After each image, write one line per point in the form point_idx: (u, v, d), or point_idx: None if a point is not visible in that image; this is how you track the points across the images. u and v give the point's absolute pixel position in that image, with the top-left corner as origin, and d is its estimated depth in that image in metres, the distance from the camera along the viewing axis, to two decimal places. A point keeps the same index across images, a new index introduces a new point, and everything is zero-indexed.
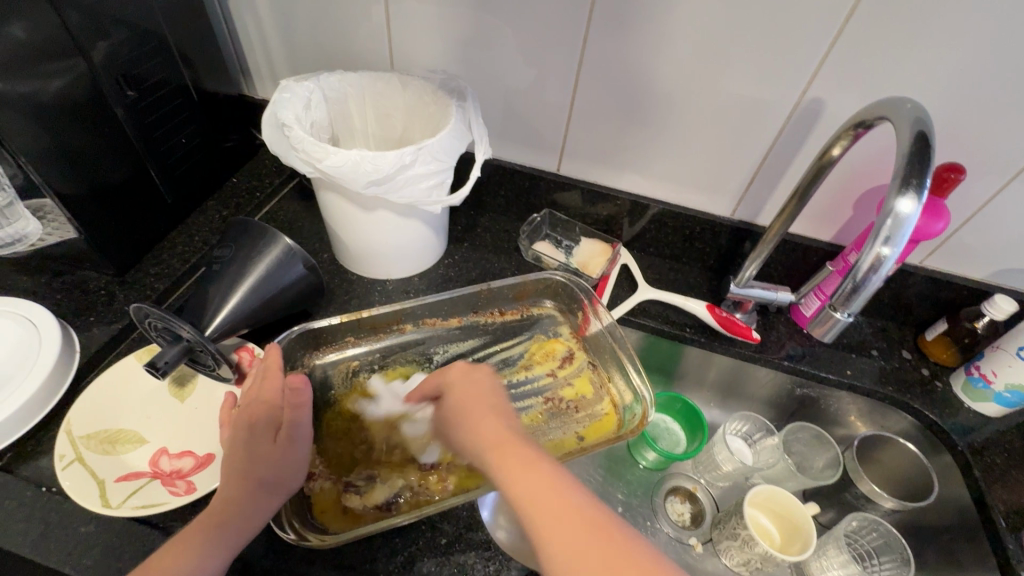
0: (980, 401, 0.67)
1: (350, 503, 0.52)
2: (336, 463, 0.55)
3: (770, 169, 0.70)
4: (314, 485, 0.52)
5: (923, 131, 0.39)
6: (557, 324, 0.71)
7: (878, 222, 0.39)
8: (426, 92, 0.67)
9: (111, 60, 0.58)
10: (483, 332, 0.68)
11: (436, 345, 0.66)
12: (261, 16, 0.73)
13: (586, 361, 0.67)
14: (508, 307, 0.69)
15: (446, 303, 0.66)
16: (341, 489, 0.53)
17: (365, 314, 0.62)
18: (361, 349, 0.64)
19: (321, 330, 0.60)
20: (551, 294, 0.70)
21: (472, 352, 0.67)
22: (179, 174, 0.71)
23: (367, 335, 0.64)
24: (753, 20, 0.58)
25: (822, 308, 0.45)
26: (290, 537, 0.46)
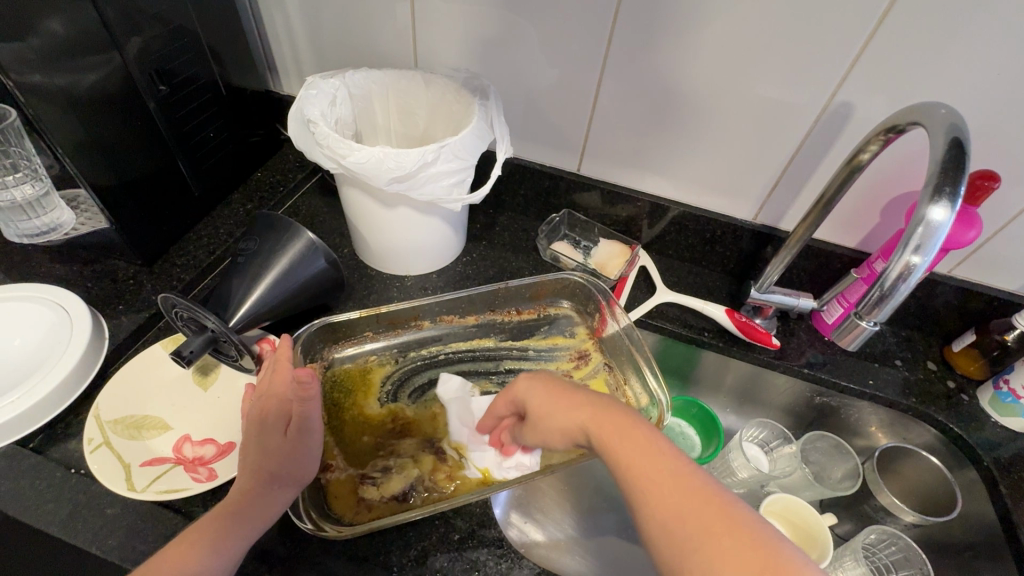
0: (1009, 416, 0.66)
1: (366, 495, 0.52)
2: (354, 455, 0.56)
3: (795, 173, 0.69)
4: (331, 476, 0.53)
5: (959, 138, 0.38)
6: (574, 324, 0.71)
7: (909, 230, 0.39)
8: (450, 91, 0.68)
9: (144, 54, 0.60)
10: (500, 331, 0.69)
11: (453, 342, 0.67)
12: (289, 13, 0.75)
13: (602, 363, 0.68)
14: (524, 306, 0.70)
15: (463, 301, 0.66)
16: (358, 481, 0.53)
17: (384, 309, 0.62)
18: (378, 344, 0.65)
19: (341, 324, 0.61)
20: (567, 294, 0.70)
21: (487, 351, 0.68)
22: (206, 168, 0.72)
23: (385, 330, 0.65)
24: (783, 20, 0.57)
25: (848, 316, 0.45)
26: (307, 527, 0.47)
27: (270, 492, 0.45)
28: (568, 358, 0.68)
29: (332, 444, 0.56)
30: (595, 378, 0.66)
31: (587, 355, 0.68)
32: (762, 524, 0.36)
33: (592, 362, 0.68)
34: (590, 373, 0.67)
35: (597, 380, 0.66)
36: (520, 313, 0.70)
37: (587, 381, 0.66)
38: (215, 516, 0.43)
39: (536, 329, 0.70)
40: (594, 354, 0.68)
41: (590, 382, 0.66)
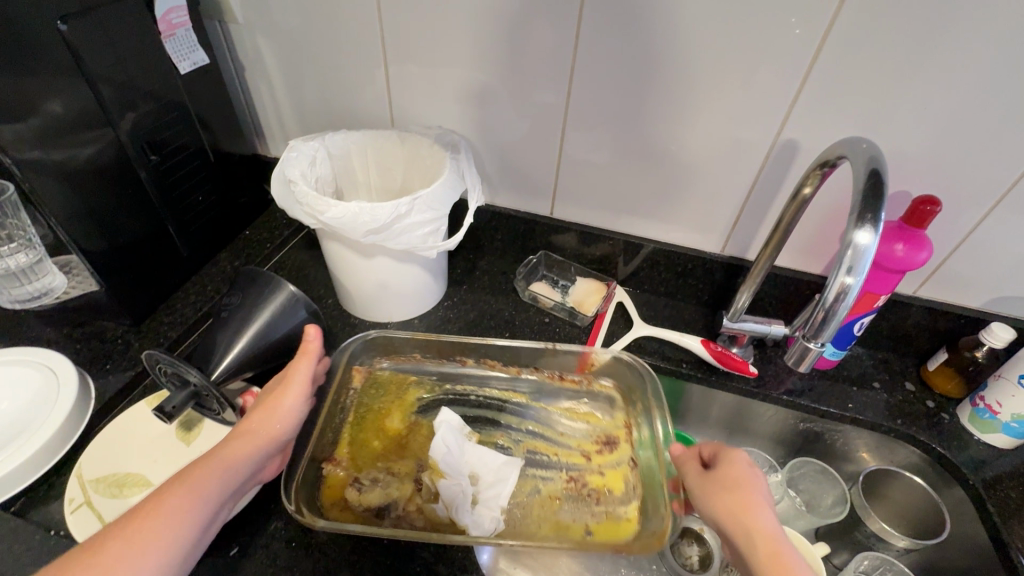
0: (989, 432, 0.66)
1: (348, 497, 0.59)
2: (359, 461, 0.63)
3: (754, 207, 0.72)
4: (330, 469, 0.61)
5: (876, 170, 0.42)
6: (614, 404, 0.71)
7: (840, 253, 0.41)
8: (423, 147, 0.72)
9: (137, 129, 0.64)
10: (536, 390, 0.72)
11: (487, 387, 0.72)
12: (274, 84, 0.80)
13: (628, 457, 0.67)
14: (570, 374, 0.71)
15: (506, 352, 0.70)
16: (349, 481, 0.60)
17: (433, 338, 0.69)
18: (422, 366, 0.72)
19: (393, 340, 0.69)
20: (618, 377, 0.70)
21: (516, 405, 0.71)
22: (195, 229, 0.76)
23: (430, 357, 0.71)
24: (724, 69, 0.62)
25: (798, 341, 0.47)
26: (289, 507, 0.54)
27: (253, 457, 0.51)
28: (593, 440, 0.69)
29: (346, 443, 0.64)
30: (614, 469, 0.66)
31: (617, 443, 0.68)
32: None
33: (617, 452, 0.67)
34: (611, 462, 0.67)
35: (616, 472, 0.66)
36: (563, 378, 0.72)
37: (606, 469, 0.66)
38: (200, 476, 0.47)
39: (575, 398, 0.71)
40: (623, 443, 0.68)
41: (608, 471, 0.66)
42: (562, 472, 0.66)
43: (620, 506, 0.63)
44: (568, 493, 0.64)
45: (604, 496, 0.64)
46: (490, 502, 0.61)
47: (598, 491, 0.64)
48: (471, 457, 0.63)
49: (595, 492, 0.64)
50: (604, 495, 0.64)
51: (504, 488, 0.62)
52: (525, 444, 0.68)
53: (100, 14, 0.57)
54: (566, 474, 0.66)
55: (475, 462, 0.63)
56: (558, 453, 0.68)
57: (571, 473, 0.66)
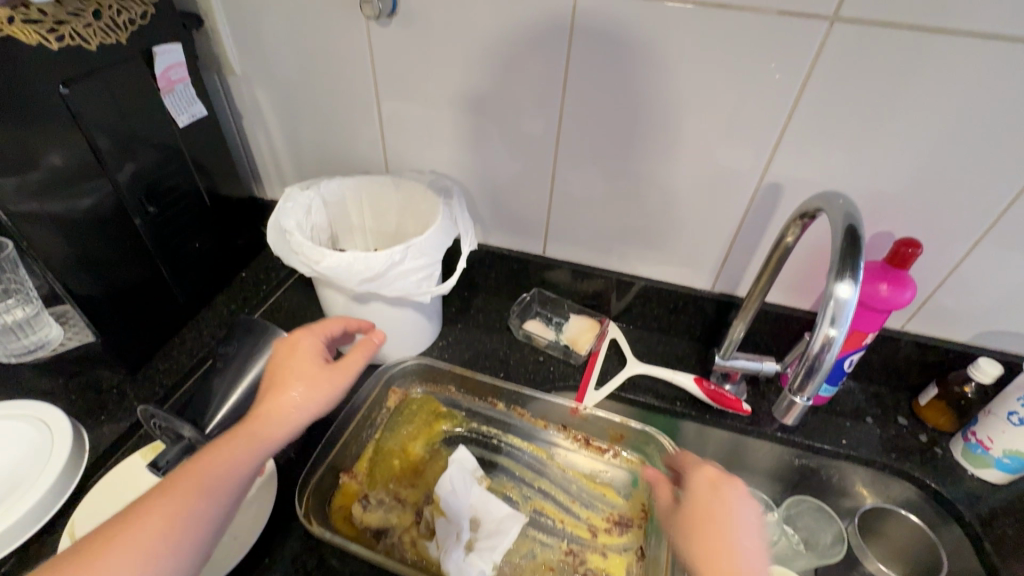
0: (982, 467, 0.66)
1: (354, 510, 0.62)
2: (373, 476, 0.66)
3: (742, 245, 0.74)
4: (343, 479, 0.64)
5: (851, 224, 0.43)
6: (635, 481, 0.69)
7: (823, 305, 0.42)
8: (417, 192, 0.74)
9: (136, 180, 0.65)
10: (558, 449, 0.71)
11: (509, 435, 0.73)
12: (270, 131, 0.82)
13: (637, 545, 0.64)
14: (597, 441, 0.71)
15: (539, 406, 0.72)
16: (359, 496, 0.64)
17: (470, 375, 0.72)
18: (456, 400, 0.75)
19: (434, 369, 0.74)
20: (647, 454, 0.69)
21: (533, 460, 0.71)
22: (191, 275, 0.76)
23: (465, 393, 0.75)
24: (707, 115, 0.64)
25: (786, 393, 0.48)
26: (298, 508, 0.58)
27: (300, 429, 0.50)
28: (604, 517, 0.66)
29: (367, 458, 0.68)
30: (619, 553, 0.63)
31: (629, 525, 0.66)
32: None
33: (628, 537, 0.65)
34: (618, 546, 0.64)
35: (619, 558, 0.63)
36: (586, 444, 0.71)
37: (609, 551, 0.63)
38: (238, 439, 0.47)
39: (596, 466, 0.70)
40: (635, 528, 0.65)
41: (611, 556, 0.63)
42: (562, 542, 0.64)
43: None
44: (563, 564, 0.62)
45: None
46: (483, 551, 0.61)
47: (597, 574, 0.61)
48: (475, 500, 0.66)
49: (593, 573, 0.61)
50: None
51: (502, 539, 0.63)
52: (533, 502, 0.68)
53: (102, 76, 0.59)
54: (566, 546, 0.64)
55: (479, 507, 0.65)
56: (566, 521, 0.66)
57: (572, 545, 0.64)
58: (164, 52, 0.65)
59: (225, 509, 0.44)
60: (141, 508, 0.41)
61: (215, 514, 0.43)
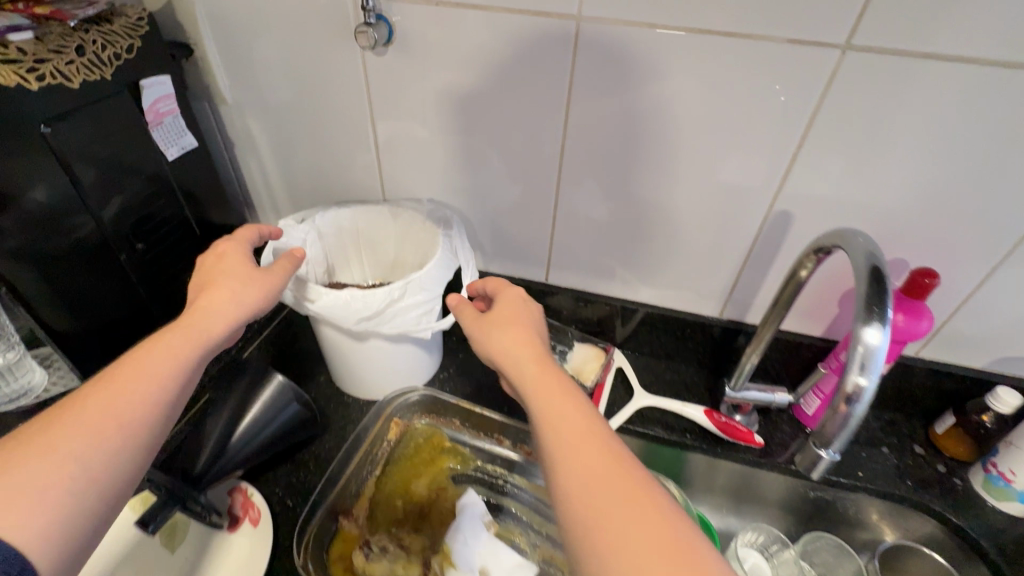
0: (1004, 500, 0.64)
1: (356, 560, 0.59)
2: (374, 521, 0.63)
3: (751, 271, 0.72)
4: (344, 524, 0.61)
5: (876, 263, 0.41)
6: None
7: (850, 350, 0.40)
8: (416, 222, 0.72)
9: (124, 216, 0.63)
10: None
11: (517, 475, 0.69)
12: (264, 159, 0.80)
13: None
14: None
15: None
16: (360, 543, 0.60)
17: (478, 410, 0.70)
18: (461, 436, 0.72)
19: (440, 401, 0.71)
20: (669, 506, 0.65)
21: (541, 500, 0.67)
22: (179, 312, 0.74)
23: (471, 429, 0.72)
24: (713, 142, 0.63)
25: (807, 444, 0.45)
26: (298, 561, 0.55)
27: (231, 327, 0.49)
28: None
29: (367, 497, 0.65)
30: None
31: None
32: (682, 525, 0.34)
33: None
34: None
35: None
36: None
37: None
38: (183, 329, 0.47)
39: None
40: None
41: None
42: None
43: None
44: None
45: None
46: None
47: None
48: (485, 548, 0.62)
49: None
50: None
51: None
52: (542, 551, 0.64)
53: (87, 113, 0.56)
54: None
55: (489, 557, 0.61)
56: None
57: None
58: (151, 84, 0.62)
59: (158, 407, 0.42)
60: (66, 404, 0.39)
61: (167, 372, 0.43)
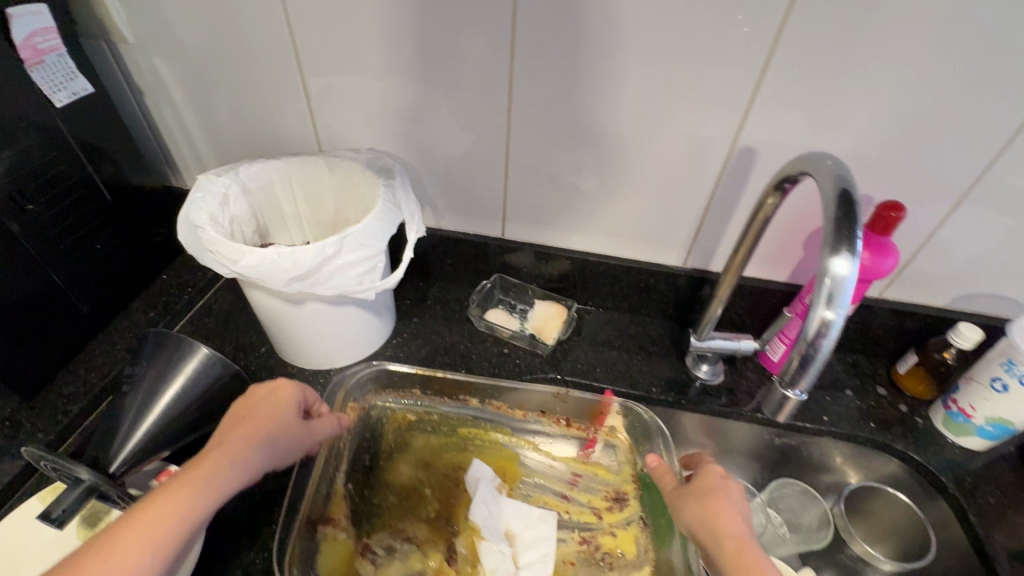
0: (963, 436, 0.64)
1: (363, 567, 0.56)
2: (360, 518, 0.60)
3: (714, 215, 0.68)
4: (332, 533, 0.58)
5: (845, 189, 0.38)
6: (618, 456, 0.68)
7: (817, 284, 0.38)
8: (355, 173, 0.65)
9: (8, 174, 0.54)
10: (548, 437, 0.69)
11: (501, 435, 0.69)
12: (180, 109, 0.71)
13: (638, 515, 0.64)
14: (578, 420, 0.69)
15: (518, 394, 0.68)
16: (359, 549, 0.58)
17: (438, 374, 0.67)
18: (421, 405, 0.69)
19: (393, 373, 0.68)
20: (626, 424, 0.68)
21: (535, 467, 0.67)
22: (94, 282, 0.66)
23: (433, 395, 0.69)
24: (672, 74, 0.57)
25: (774, 384, 0.43)
26: None
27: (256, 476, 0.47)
28: (603, 496, 0.66)
29: (342, 498, 0.60)
30: (626, 529, 0.63)
31: (626, 497, 0.65)
32: None
33: (627, 511, 0.64)
34: (623, 521, 0.64)
35: (628, 532, 0.63)
36: (571, 425, 0.69)
37: (617, 529, 0.63)
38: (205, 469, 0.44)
39: (585, 446, 0.68)
40: (632, 499, 0.65)
41: (620, 532, 0.63)
42: (573, 532, 0.63)
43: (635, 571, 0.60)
44: (583, 558, 0.61)
45: (617, 560, 0.61)
46: (533, 567, 0.59)
47: (611, 555, 0.61)
48: (508, 515, 0.63)
49: (608, 557, 0.61)
50: (618, 558, 0.61)
51: (548, 546, 0.61)
52: (537, 499, 0.65)
53: None
54: (578, 534, 0.63)
55: (512, 520, 0.62)
56: (572, 518, 0.64)
57: (583, 534, 0.63)
58: (23, 14, 0.53)
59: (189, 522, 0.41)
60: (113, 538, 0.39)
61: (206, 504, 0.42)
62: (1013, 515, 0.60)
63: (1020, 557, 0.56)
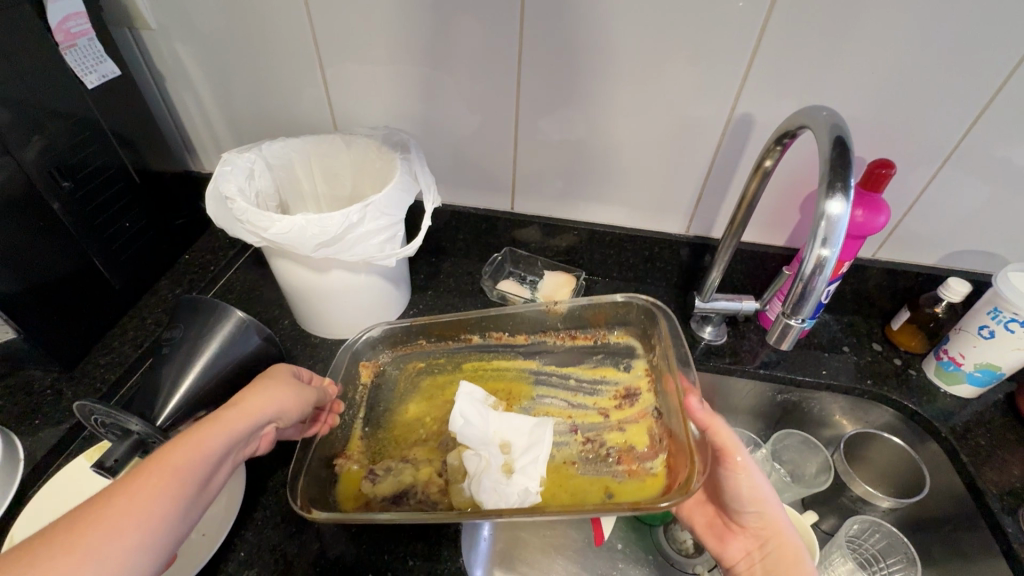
0: (954, 383, 0.68)
1: (366, 492, 0.58)
2: (372, 453, 0.62)
3: (715, 183, 0.71)
4: (343, 465, 0.60)
5: (840, 137, 0.42)
6: (632, 352, 0.69)
7: (814, 226, 0.41)
8: (371, 149, 0.68)
9: (44, 153, 0.57)
10: (552, 351, 0.71)
11: (507, 353, 0.71)
12: (199, 92, 0.74)
13: (651, 408, 0.64)
14: (582, 331, 0.70)
15: (511, 319, 0.70)
16: (364, 474, 0.59)
17: (434, 319, 0.69)
18: (428, 351, 0.71)
19: (397, 331, 0.69)
20: (633, 322, 0.69)
21: (541, 369, 0.70)
22: (125, 260, 0.69)
23: (436, 340, 0.70)
24: (672, 46, 0.60)
25: (776, 319, 0.47)
26: (297, 503, 0.52)
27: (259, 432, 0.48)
28: (611, 396, 0.67)
29: (358, 438, 0.63)
30: (635, 423, 0.64)
31: (638, 395, 0.66)
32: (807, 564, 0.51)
33: (640, 404, 0.65)
34: (633, 416, 0.64)
35: (637, 427, 0.63)
36: (576, 336, 0.71)
37: (626, 424, 0.64)
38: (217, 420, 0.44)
39: (592, 353, 0.70)
40: (643, 394, 0.66)
41: (631, 427, 0.63)
42: (576, 434, 0.64)
43: (648, 460, 0.60)
44: (588, 456, 0.62)
45: (626, 450, 0.61)
46: (528, 469, 0.59)
47: (623, 448, 0.62)
48: (498, 427, 0.62)
49: (617, 449, 0.62)
50: (630, 450, 0.61)
51: (541, 450, 0.60)
52: (538, 410, 0.67)
53: None
54: (582, 436, 0.64)
55: (504, 429, 0.62)
56: (577, 419, 0.65)
57: (586, 434, 0.64)
58: None
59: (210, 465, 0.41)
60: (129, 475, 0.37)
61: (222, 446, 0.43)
62: (1003, 454, 0.63)
63: (1010, 492, 0.60)
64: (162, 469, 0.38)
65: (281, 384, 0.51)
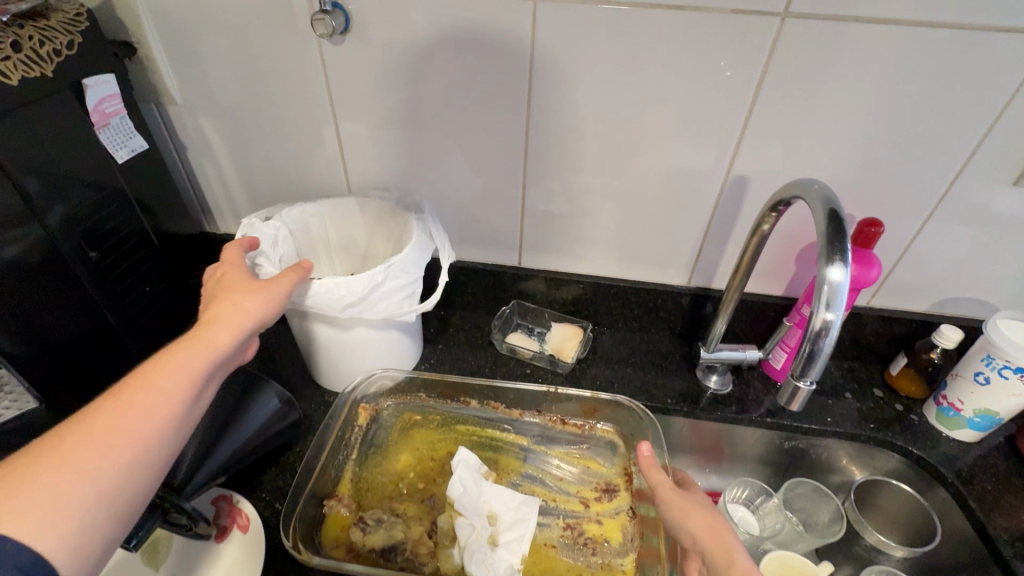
0: (956, 428, 0.69)
1: (353, 538, 0.58)
2: (362, 498, 0.63)
3: (713, 237, 0.75)
4: (333, 508, 0.61)
5: (833, 209, 0.45)
6: (614, 450, 0.69)
7: (816, 290, 0.44)
8: (386, 211, 0.72)
9: (67, 222, 0.58)
10: (545, 432, 0.71)
11: (500, 425, 0.71)
12: (219, 159, 0.77)
13: (626, 505, 0.65)
14: (573, 418, 0.71)
15: (512, 391, 0.71)
16: (353, 521, 0.60)
17: (439, 376, 0.70)
18: (427, 405, 0.72)
19: (399, 381, 0.70)
20: (619, 421, 0.69)
21: (527, 453, 0.69)
22: (143, 322, 0.70)
23: (435, 396, 0.72)
24: (668, 115, 0.65)
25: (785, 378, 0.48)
26: (286, 540, 0.54)
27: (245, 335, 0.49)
28: (593, 487, 0.66)
29: (349, 479, 0.64)
30: (614, 518, 0.64)
31: (616, 492, 0.66)
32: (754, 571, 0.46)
33: (615, 501, 0.65)
34: (611, 511, 0.64)
35: (614, 522, 0.63)
36: (566, 423, 0.71)
37: (604, 517, 0.64)
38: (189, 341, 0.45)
39: (581, 443, 0.70)
40: (622, 492, 0.66)
41: (606, 520, 0.63)
42: (559, 519, 0.64)
43: (618, 556, 0.60)
44: (566, 540, 0.62)
45: (602, 546, 0.61)
46: (511, 545, 0.59)
47: (596, 540, 0.62)
48: (489, 497, 0.63)
49: (593, 541, 0.62)
50: (601, 544, 0.61)
51: (526, 528, 0.61)
52: (524, 488, 0.66)
53: (24, 113, 0.53)
54: (563, 521, 0.64)
55: (493, 500, 0.63)
56: (557, 501, 0.65)
57: (569, 520, 0.64)
58: (95, 83, 0.59)
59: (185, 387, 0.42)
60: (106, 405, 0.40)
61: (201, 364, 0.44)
62: (1010, 499, 0.64)
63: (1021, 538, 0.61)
64: (147, 391, 0.41)
65: (247, 287, 0.51)
